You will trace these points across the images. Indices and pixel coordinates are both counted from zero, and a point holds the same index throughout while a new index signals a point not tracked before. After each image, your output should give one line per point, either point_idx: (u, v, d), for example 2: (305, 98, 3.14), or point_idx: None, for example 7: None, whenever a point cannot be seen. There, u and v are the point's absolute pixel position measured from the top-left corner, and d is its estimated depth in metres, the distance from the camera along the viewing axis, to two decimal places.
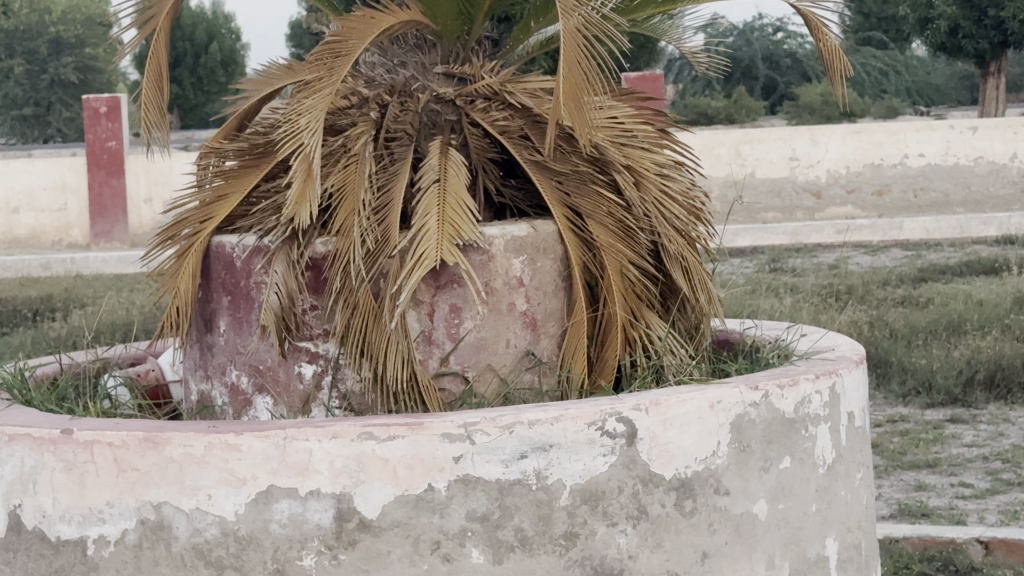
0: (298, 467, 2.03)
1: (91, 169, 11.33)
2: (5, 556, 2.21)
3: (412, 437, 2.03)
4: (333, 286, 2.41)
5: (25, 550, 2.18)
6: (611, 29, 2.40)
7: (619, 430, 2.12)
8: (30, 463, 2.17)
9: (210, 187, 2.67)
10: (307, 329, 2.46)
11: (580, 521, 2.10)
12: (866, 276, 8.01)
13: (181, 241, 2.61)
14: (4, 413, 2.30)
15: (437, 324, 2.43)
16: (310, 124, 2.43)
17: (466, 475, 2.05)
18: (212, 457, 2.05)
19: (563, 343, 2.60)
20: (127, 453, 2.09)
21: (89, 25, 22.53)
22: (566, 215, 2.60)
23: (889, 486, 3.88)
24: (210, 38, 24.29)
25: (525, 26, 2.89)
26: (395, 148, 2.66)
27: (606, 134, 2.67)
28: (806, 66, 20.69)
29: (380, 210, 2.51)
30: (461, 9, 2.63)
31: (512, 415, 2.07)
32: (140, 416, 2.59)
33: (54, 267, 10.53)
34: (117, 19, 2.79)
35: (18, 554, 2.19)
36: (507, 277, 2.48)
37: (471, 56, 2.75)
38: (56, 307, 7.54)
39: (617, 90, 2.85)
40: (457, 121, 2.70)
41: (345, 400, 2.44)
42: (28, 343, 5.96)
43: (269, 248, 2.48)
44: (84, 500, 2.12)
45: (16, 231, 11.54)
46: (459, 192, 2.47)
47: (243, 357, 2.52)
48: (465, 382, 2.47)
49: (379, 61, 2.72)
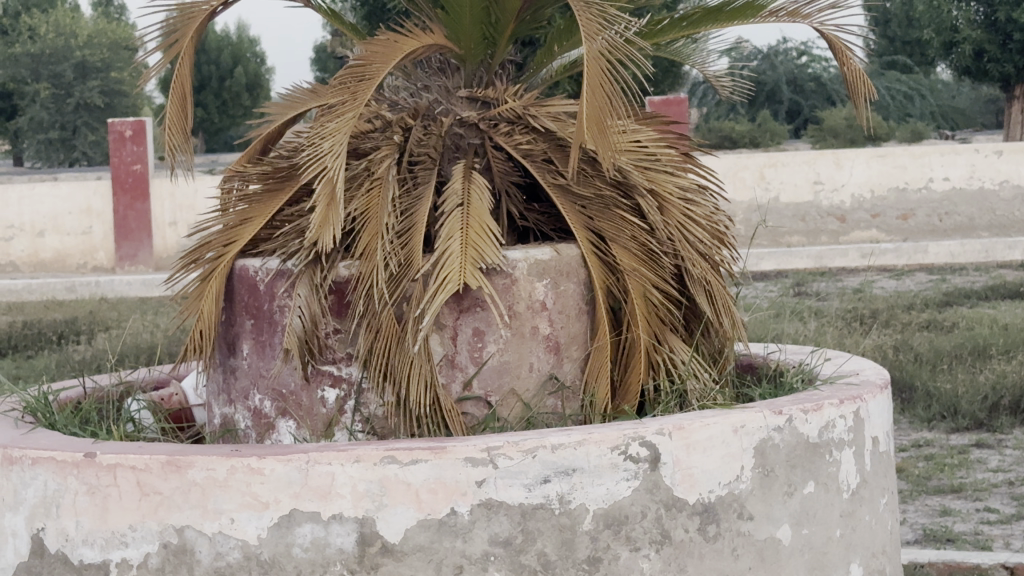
0: (320, 491, 2.03)
1: (116, 192, 11.36)
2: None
3: (435, 461, 2.03)
4: (356, 309, 2.41)
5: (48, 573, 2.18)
6: (634, 52, 2.40)
7: (642, 455, 2.11)
8: (53, 486, 2.17)
9: (234, 210, 2.67)
10: (330, 353, 2.45)
11: (603, 545, 2.09)
12: (891, 300, 7.98)
13: (204, 264, 2.62)
14: (28, 435, 2.30)
15: (459, 348, 2.43)
16: (333, 147, 2.43)
17: (489, 499, 2.05)
18: (235, 481, 2.05)
19: (587, 367, 2.59)
20: (150, 477, 2.08)
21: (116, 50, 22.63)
22: (588, 239, 2.59)
23: (914, 511, 3.86)
24: (235, 62, 24.38)
25: (549, 50, 2.90)
26: (419, 171, 2.66)
27: (629, 158, 2.67)
28: (831, 89, 20.66)
29: (404, 233, 2.51)
30: (484, 27, 2.63)
31: (535, 439, 2.06)
32: (163, 439, 2.59)
33: (78, 290, 10.55)
34: (142, 43, 2.80)
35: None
36: (530, 301, 2.47)
37: (493, 80, 2.75)
38: (81, 331, 7.55)
39: (642, 114, 2.84)
40: (481, 145, 2.70)
41: (368, 424, 2.44)
42: (52, 367, 5.96)
43: (292, 271, 2.48)
44: (106, 523, 2.12)
45: (41, 254, 11.60)
46: (482, 215, 2.47)
47: (266, 381, 2.51)
48: (488, 407, 2.46)
49: (403, 85, 2.72)
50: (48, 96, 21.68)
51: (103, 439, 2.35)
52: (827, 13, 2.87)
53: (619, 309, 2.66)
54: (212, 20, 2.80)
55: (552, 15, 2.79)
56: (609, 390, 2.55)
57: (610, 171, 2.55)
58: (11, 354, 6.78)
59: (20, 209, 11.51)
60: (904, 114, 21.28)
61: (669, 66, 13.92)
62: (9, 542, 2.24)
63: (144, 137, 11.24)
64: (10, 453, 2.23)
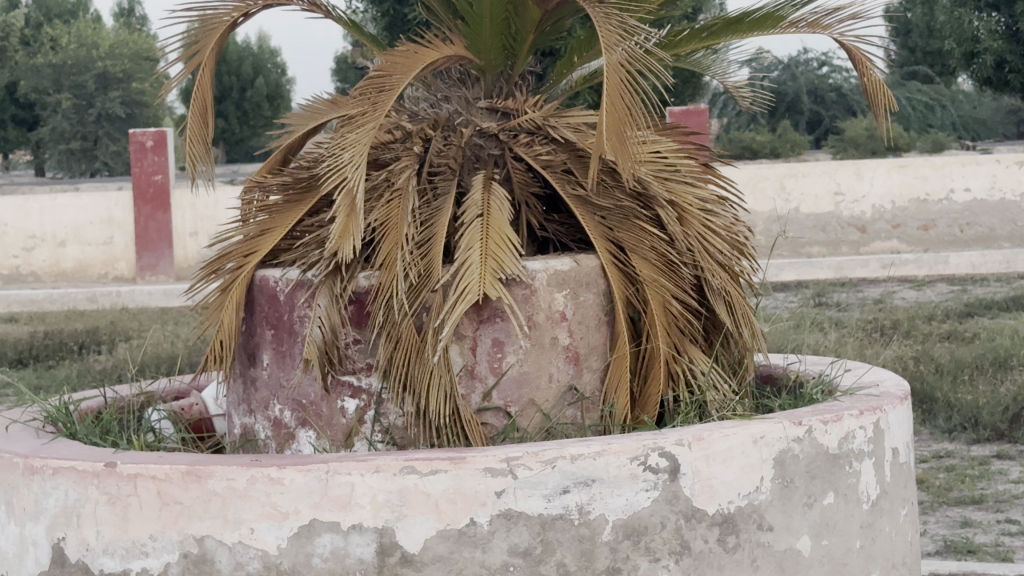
0: (340, 501, 2.04)
1: (137, 203, 11.37)
2: None
3: (454, 471, 2.03)
4: (375, 320, 2.41)
5: None
6: (655, 63, 2.40)
7: (661, 465, 2.11)
8: (73, 497, 2.17)
9: (255, 221, 2.68)
10: (350, 363, 2.45)
11: (622, 556, 2.10)
12: (913, 311, 7.96)
13: (224, 274, 2.63)
14: (50, 446, 2.31)
15: (479, 359, 2.44)
16: (353, 158, 2.43)
17: (508, 510, 2.05)
18: (255, 491, 2.05)
19: (606, 378, 2.59)
20: (170, 487, 2.09)
21: (139, 62, 22.70)
22: (609, 250, 2.59)
23: (935, 522, 3.85)
24: (257, 72, 24.47)
25: (569, 60, 2.89)
26: (439, 182, 2.66)
27: (649, 169, 2.67)
28: (852, 100, 20.62)
29: (424, 243, 2.52)
30: (505, 38, 2.64)
31: (554, 450, 2.07)
32: (183, 449, 2.61)
33: (99, 300, 10.57)
34: (163, 55, 2.81)
35: None
36: (550, 311, 2.48)
37: (514, 91, 2.76)
38: (102, 341, 7.54)
39: (662, 124, 2.84)
40: (500, 155, 2.71)
41: (388, 434, 2.44)
42: (73, 377, 5.98)
43: (312, 281, 2.48)
44: (127, 533, 2.12)
45: (62, 264, 11.64)
46: (503, 226, 2.47)
47: (286, 391, 2.51)
48: (508, 417, 2.47)
49: (423, 95, 2.73)
50: (70, 106, 21.74)
51: (124, 449, 2.35)
52: (847, 24, 2.86)
53: (639, 320, 2.66)
54: (233, 32, 2.81)
55: (572, 26, 2.79)
56: (628, 402, 2.55)
57: (630, 181, 2.55)
58: (33, 364, 6.81)
59: (42, 219, 11.57)
60: (926, 124, 21.22)
61: (690, 76, 13.91)
62: (31, 552, 2.25)
63: (165, 147, 11.22)
64: (31, 462, 2.24)
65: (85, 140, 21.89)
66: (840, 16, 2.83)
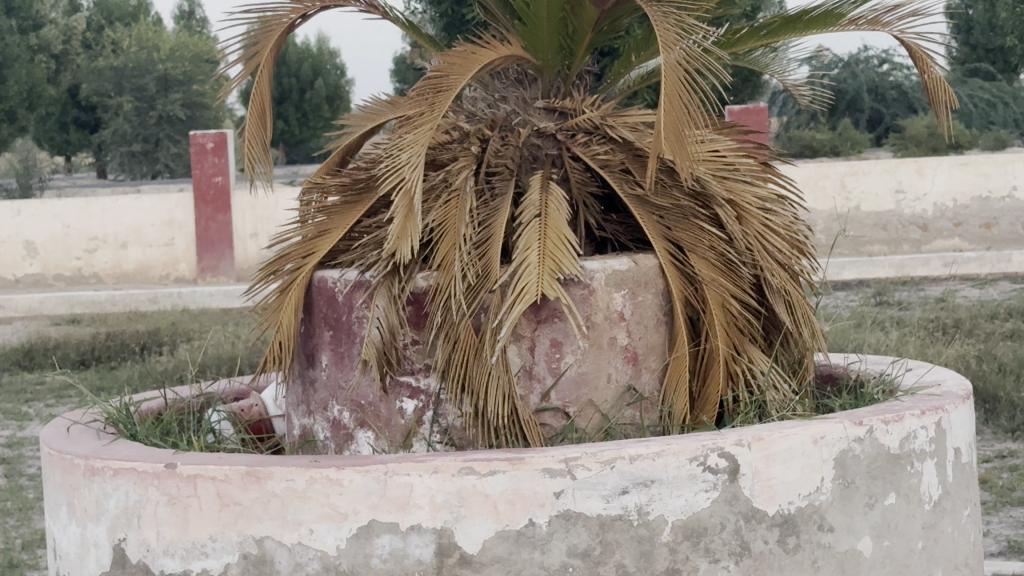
0: (399, 501, 2.04)
1: (198, 205, 11.40)
2: None
3: (513, 471, 2.03)
4: (434, 320, 2.41)
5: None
6: (713, 63, 2.38)
7: (721, 465, 2.10)
8: (134, 497, 2.18)
9: (312, 222, 2.68)
10: (408, 363, 2.45)
11: (682, 557, 2.09)
12: (975, 309, 7.90)
13: (282, 275, 2.63)
14: (108, 448, 2.31)
15: (537, 359, 2.43)
16: (410, 158, 2.41)
17: (567, 510, 2.04)
18: (314, 491, 2.06)
19: (665, 378, 2.58)
20: (229, 488, 2.10)
21: (202, 64, 22.90)
22: (668, 249, 2.58)
23: (998, 523, 3.82)
24: (316, 74, 24.62)
25: (627, 60, 2.89)
26: (497, 182, 2.66)
27: (707, 168, 2.66)
28: (914, 97, 20.47)
29: (482, 243, 2.51)
30: (563, 40, 2.64)
31: (613, 450, 2.06)
32: (241, 450, 2.61)
33: (161, 300, 10.64)
34: (223, 56, 2.82)
35: None
36: (608, 311, 2.47)
37: (572, 91, 2.76)
38: (163, 342, 7.62)
39: (720, 122, 2.83)
40: (558, 156, 2.70)
41: (446, 434, 2.44)
42: (135, 377, 6.03)
43: (370, 282, 2.48)
44: (187, 533, 2.13)
45: (124, 265, 11.71)
46: (560, 226, 2.46)
47: (344, 392, 2.52)
48: (566, 418, 2.46)
49: (481, 96, 2.73)
50: (132, 109, 21.94)
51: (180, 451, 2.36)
52: (906, 21, 2.84)
53: (698, 320, 2.65)
54: (291, 34, 2.81)
55: (630, 25, 2.78)
56: (688, 403, 2.54)
57: (688, 180, 2.54)
58: (97, 365, 6.86)
59: (103, 221, 11.62)
60: (989, 120, 21.02)
61: (749, 75, 13.87)
62: (92, 553, 2.26)
63: (225, 149, 11.19)
64: (91, 464, 2.25)
65: (148, 140, 22.10)
66: (900, 14, 2.81)
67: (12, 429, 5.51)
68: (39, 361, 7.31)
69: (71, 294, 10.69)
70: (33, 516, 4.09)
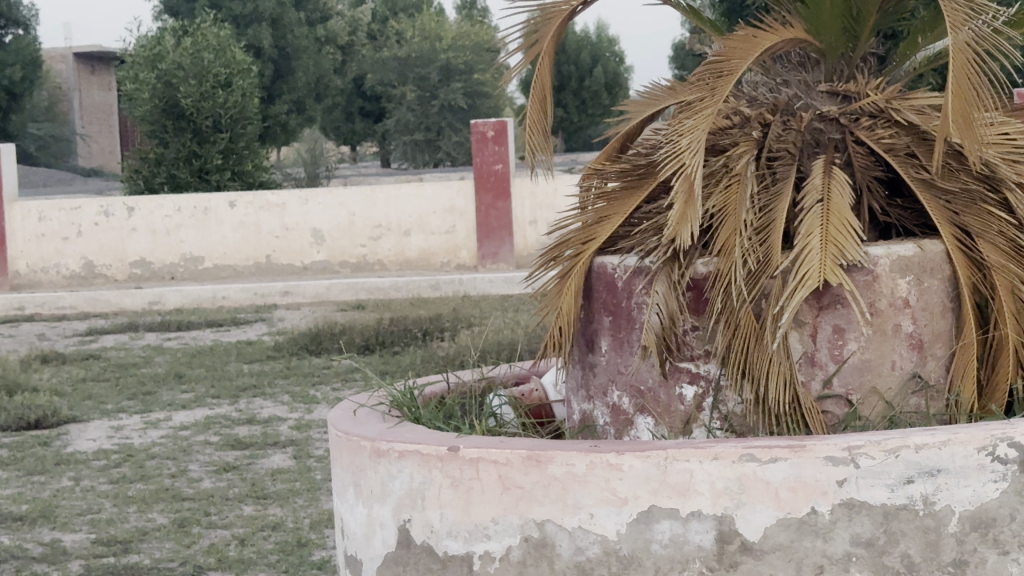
0: (679, 487, 2.05)
1: (480, 192, 11.59)
2: (395, 569, 2.28)
3: (794, 459, 2.01)
4: (714, 308, 2.40)
5: (414, 563, 2.25)
6: (1002, 43, 2.32)
7: (1010, 455, 2.03)
8: (418, 479, 2.23)
9: (593, 209, 2.70)
10: (689, 350, 2.45)
11: (970, 548, 2.04)
12: None
13: (564, 262, 2.65)
14: (395, 431, 2.35)
15: (819, 345, 2.42)
16: (691, 145, 2.42)
17: (851, 499, 2.02)
18: (594, 476, 2.08)
19: (951, 364, 2.53)
20: (511, 471, 2.13)
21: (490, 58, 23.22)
22: (952, 233, 2.52)
23: None
24: (595, 60, 24.74)
25: (912, 42, 2.84)
26: (778, 166, 2.64)
27: (997, 151, 2.58)
28: None
29: (762, 229, 2.49)
30: (846, 23, 2.61)
31: (898, 439, 2.02)
32: (522, 434, 2.64)
33: (442, 287, 10.80)
34: (504, 44, 2.85)
35: (408, 566, 2.26)
36: (892, 297, 2.42)
37: (856, 73, 2.69)
38: (449, 326, 7.79)
39: (1009, 106, 2.76)
40: (841, 139, 2.66)
41: (727, 421, 2.44)
42: (425, 362, 6.18)
43: (650, 268, 2.48)
44: (469, 516, 2.17)
45: (407, 253, 11.89)
46: (843, 209, 2.42)
47: (625, 377, 2.53)
48: (850, 405, 2.44)
49: (762, 79, 2.73)
50: (415, 98, 22.31)
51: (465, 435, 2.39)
52: None
53: (985, 306, 2.58)
54: (572, 19, 2.81)
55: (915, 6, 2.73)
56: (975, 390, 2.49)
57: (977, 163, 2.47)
58: (383, 348, 7.02)
59: (387, 209, 11.84)
60: None
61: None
62: (378, 532, 2.31)
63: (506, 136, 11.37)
64: (377, 445, 2.30)
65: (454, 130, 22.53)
66: None
67: (301, 411, 5.66)
68: (325, 345, 7.49)
69: (359, 279, 10.86)
70: (331, 496, 4.23)
